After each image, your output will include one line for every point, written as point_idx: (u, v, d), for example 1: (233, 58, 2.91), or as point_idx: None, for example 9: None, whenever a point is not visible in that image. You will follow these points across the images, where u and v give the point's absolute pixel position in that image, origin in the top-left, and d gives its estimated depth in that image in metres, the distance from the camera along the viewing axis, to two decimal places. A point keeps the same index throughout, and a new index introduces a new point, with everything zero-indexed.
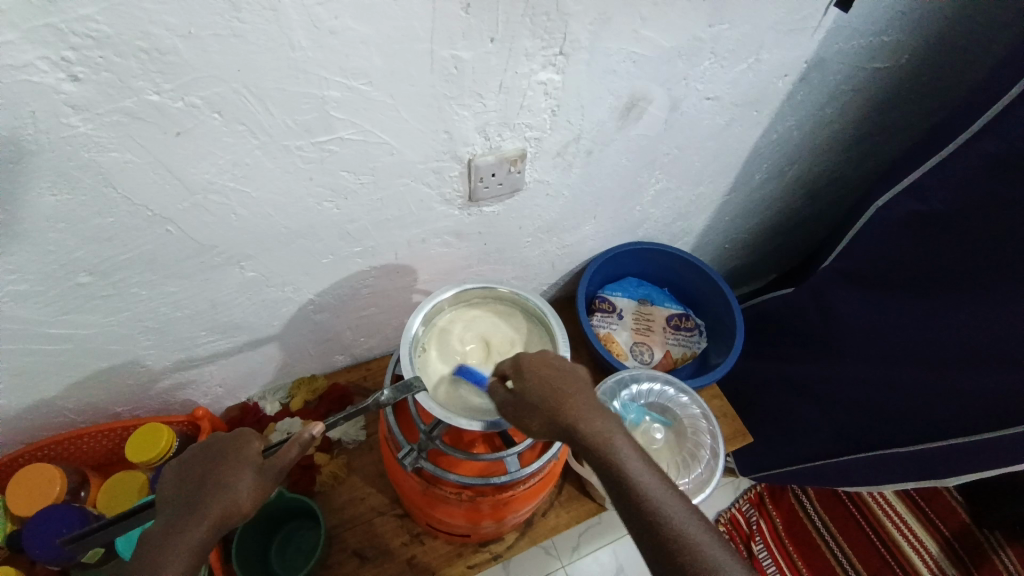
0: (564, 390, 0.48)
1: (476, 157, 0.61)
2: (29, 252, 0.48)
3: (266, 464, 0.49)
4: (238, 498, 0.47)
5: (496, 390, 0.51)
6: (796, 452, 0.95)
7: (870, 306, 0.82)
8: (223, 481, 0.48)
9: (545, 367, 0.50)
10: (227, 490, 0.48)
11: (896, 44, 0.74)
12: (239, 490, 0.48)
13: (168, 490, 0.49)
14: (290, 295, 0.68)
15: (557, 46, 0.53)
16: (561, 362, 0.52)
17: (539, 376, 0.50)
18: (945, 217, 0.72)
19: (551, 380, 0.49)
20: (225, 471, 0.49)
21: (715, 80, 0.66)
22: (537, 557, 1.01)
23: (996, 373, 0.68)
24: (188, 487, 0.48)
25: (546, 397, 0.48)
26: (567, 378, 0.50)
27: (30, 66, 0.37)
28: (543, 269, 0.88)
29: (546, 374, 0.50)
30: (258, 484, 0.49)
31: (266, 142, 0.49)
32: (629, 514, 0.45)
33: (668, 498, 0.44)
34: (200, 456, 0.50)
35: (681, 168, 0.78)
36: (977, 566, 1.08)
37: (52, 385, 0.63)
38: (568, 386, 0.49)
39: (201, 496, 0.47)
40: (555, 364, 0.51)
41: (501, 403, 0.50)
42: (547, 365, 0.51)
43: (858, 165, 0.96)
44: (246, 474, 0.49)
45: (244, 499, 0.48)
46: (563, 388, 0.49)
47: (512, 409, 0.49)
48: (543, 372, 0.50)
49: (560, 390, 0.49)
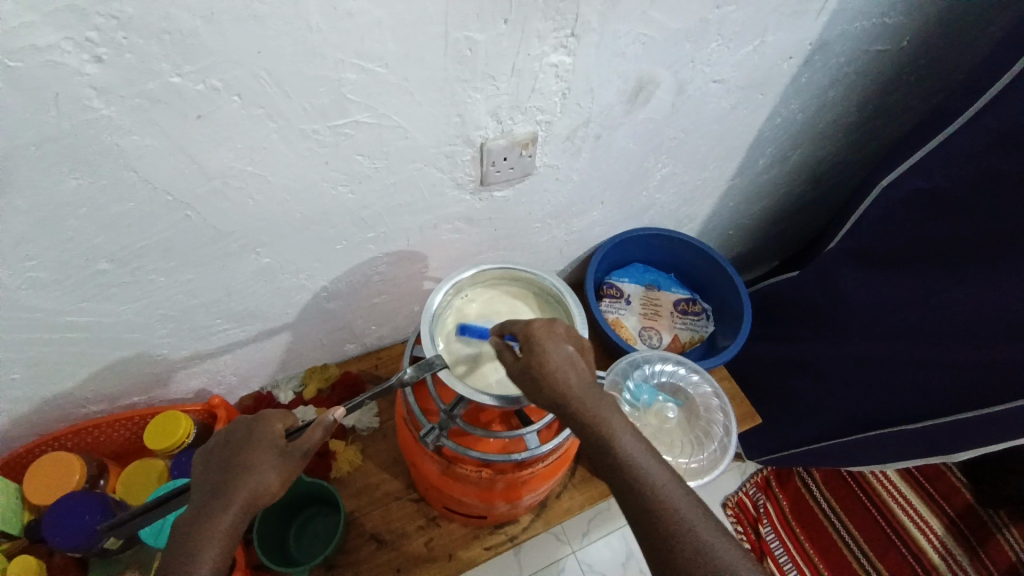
0: (569, 369, 0.48)
1: (488, 141, 0.61)
2: (50, 238, 0.49)
3: (289, 447, 0.50)
4: (263, 482, 0.48)
5: (506, 358, 0.51)
6: (804, 432, 0.96)
7: (877, 286, 0.83)
8: (248, 466, 0.48)
9: (551, 340, 0.49)
10: (252, 475, 0.48)
11: (897, 26, 0.75)
12: (262, 474, 0.48)
13: (196, 479, 0.49)
14: (304, 282, 0.68)
15: (568, 27, 0.53)
16: (566, 333, 0.51)
17: (546, 351, 0.48)
18: (950, 195, 0.73)
19: (556, 356, 0.48)
20: (246, 456, 0.49)
21: (721, 62, 0.67)
22: (548, 543, 1.02)
23: (1002, 348, 0.69)
24: (215, 474, 0.49)
25: (551, 375, 0.47)
26: (571, 355, 0.49)
27: (53, 48, 0.37)
28: (551, 255, 0.88)
29: (553, 348, 0.49)
30: (283, 466, 0.49)
31: (283, 126, 0.49)
32: (623, 493, 0.45)
33: (665, 482, 0.45)
34: (225, 442, 0.51)
35: (688, 152, 0.79)
36: (980, 542, 1.09)
37: (70, 375, 0.64)
38: (570, 363, 0.48)
39: (227, 482, 0.48)
40: (560, 336, 0.50)
41: (508, 374, 0.50)
42: (552, 338, 0.50)
43: (860, 150, 0.97)
44: (268, 456, 0.49)
45: (269, 482, 0.48)
46: (567, 366, 0.48)
47: (517, 381, 0.49)
48: (549, 345, 0.49)
49: (564, 368, 0.48)
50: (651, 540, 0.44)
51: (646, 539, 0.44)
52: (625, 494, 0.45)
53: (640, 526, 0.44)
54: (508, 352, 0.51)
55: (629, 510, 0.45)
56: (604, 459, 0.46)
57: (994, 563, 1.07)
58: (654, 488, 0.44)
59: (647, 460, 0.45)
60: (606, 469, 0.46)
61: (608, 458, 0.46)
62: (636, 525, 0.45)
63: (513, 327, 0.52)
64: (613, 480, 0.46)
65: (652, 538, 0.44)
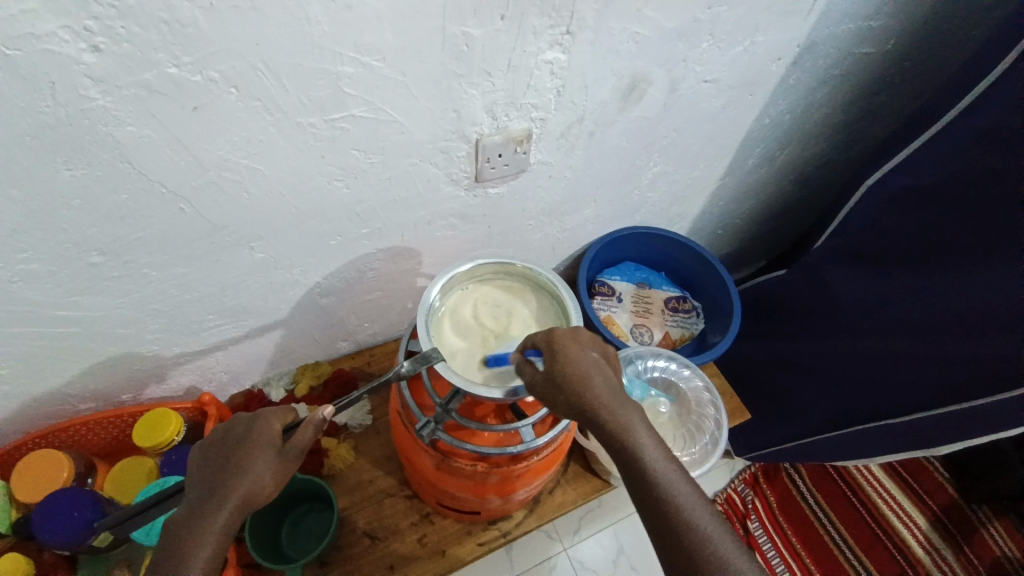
0: (594, 374, 0.48)
1: (483, 137, 0.61)
2: (42, 230, 0.48)
3: (285, 446, 0.50)
4: (258, 480, 0.48)
5: (525, 368, 0.51)
6: (792, 428, 0.97)
7: (862, 283, 0.85)
8: (242, 464, 0.48)
9: (576, 346, 0.50)
10: (247, 473, 0.48)
11: (882, 29, 0.76)
12: (257, 474, 0.48)
13: (191, 477, 0.49)
14: (297, 278, 0.68)
15: (564, 24, 0.54)
16: (590, 340, 0.52)
17: (571, 357, 0.49)
18: (934, 194, 0.74)
19: (581, 362, 0.49)
20: (242, 455, 0.49)
21: (712, 62, 0.68)
22: (540, 541, 1.02)
23: (985, 343, 0.70)
24: (210, 471, 0.48)
25: (576, 380, 0.48)
26: (596, 362, 0.49)
27: (51, 36, 0.37)
28: (544, 253, 0.89)
29: (577, 353, 0.49)
30: (278, 465, 0.49)
31: (279, 119, 0.49)
32: (642, 498, 0.46)
33: (685, 490, 0.45)
34: (222, 439, 0.51)
35: (679, 151, 0.80)
36: (966, 539, 1.12)
37: (59, 371, 0.63)
38: (597, 370, 0.49)
39: (221, 479, 0.47)
40: (585, 343, 0.51)
41: (528, 383, 0.50)
42: (577, 346, 0.50)
43: (845, 151, 1.00)
44: (264, 457, 0.49)
45: (264, 482, 0.48)
46: (592, 371, 0.49)
47: (539, 388, 0.49)
48: (574, 351, 0.50)
49: (590, 373, 0.48)
50: (670, 547, 0.44)
51: (666, 549, 0.45)
52: (645, 500, 0.46)
53: (661, 538, 0.45)
54: (530, 366, 0.51)
55: (650, 520, 0.45)
56: (625, 464, 0.46)
57: (980, 557, 1.10)
58: (673, 495, 0.45)
59: (667, 467, 0.46)
60: (626, 474, 0.47)
61: (630, 463, 0.46)
62: (654, 531, 0.45)
63: (535, 339, 0.52)
64: (634, 485, 0.46)
65: (671, 544, 0.44)
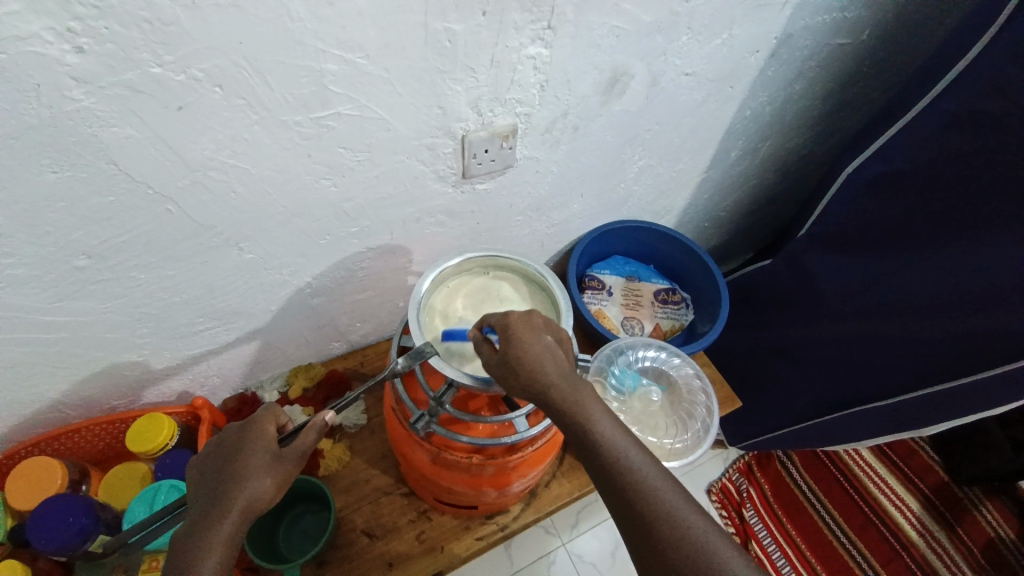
0: (546, 356, 0.49)
1: (469, 132, 0.62)
2: (26, 233, 0.48)
3: (281, 452, 0.50)
4: (259, 488, 0.48)
5: (483, 353, 0.51)
6: (784, 415, 0.99)
7: (846, 269, 0.86)
8: (241, 473, 0.48)
9: (529, 330, 0.51)
10: (246, 482, 0.48)
11: (856, 19, 0.78)
12: (256, 480, 0.48)
13: (192, 494, 0.49)
14: (287, 278, 0.68)
15: (544, 19, 0.55)
16: (544, 325, 0.52)
17: (522, 341, 0.50)
18: (912, 176, 0.76)
19: (534, 345, 0.50)
20: (240, 465, 0.49)
21: (692, 55, 0.69)
22: (538, 537, 1.02)
23: (965, 321, 0.72)
24: (211, 482, 0.49)
25: (529, 365, 0.48)
26: (548, 345, 0.50)
27: (35, 38, 0.37)
28: (533, 248, 0.90)
29: (530, 338, 0.50)
30: (277, 470, 0.49)
31: (264, 117, 0.50)
32: (598, 472, 0.46)
33: (646, 467, 0.45)
34: (218, 451, 0.51)
35: (662, 145, 0.81)
36: (958, 520, 1.14)
37: (48, 379, 0.63)
38: (549, 352, 0.49)
39: (221, 491, 0.47)
40: (538, 327, 0.51)
41: (484, 365, 0.51)
42: (530, 329, 0.51)
43: (825, 141, 1.02)
44: (262, 462, 0.49)
45: (264, 487, 0.48)
46: (544, 354, 0.49)
47: (495, 371, 0.50)
48: (527, 335, 0.50)
49: (541, 355, 0.49)
50: (635, 527, 0.44)
51: (626, 521, 0.44)
52: (613, 491, 0.45)
53: (620, 509, 0.45)
54: (487, 346, 0.52)
55: (606, 492, 0.45)
56: (581, 443, 0.47)
57: (974, 538, 1.12)
58: (625, 465, 0.45)
59: (621, 439, 0.46)
60: (583, 454, 0.47)
61: (586, 441, 0.46)
62: (619, 514, 0.45)
63: (491, 320, 0.53)
64: (592, 464, 0.46)
65: (636, 525, 0.43)
